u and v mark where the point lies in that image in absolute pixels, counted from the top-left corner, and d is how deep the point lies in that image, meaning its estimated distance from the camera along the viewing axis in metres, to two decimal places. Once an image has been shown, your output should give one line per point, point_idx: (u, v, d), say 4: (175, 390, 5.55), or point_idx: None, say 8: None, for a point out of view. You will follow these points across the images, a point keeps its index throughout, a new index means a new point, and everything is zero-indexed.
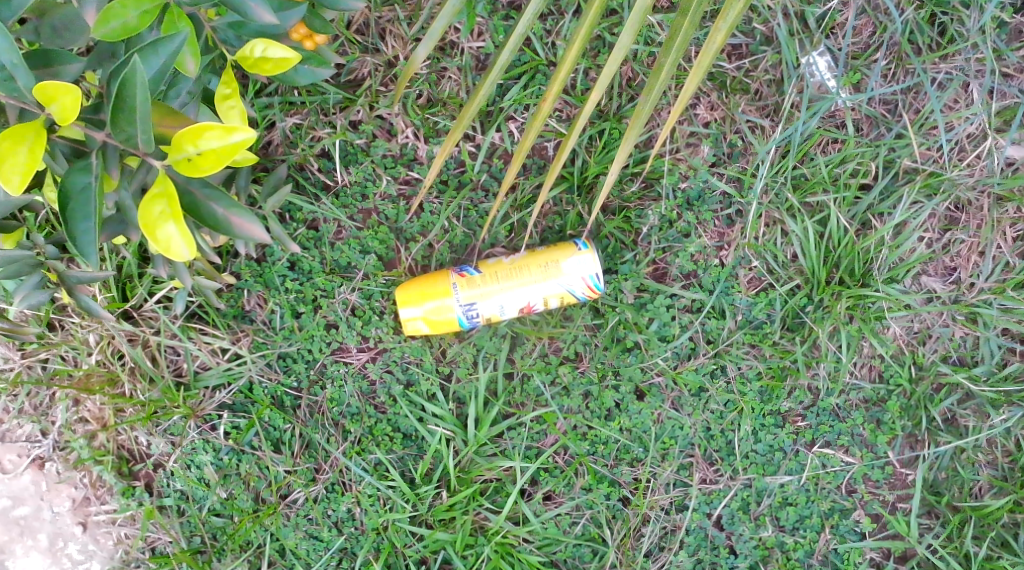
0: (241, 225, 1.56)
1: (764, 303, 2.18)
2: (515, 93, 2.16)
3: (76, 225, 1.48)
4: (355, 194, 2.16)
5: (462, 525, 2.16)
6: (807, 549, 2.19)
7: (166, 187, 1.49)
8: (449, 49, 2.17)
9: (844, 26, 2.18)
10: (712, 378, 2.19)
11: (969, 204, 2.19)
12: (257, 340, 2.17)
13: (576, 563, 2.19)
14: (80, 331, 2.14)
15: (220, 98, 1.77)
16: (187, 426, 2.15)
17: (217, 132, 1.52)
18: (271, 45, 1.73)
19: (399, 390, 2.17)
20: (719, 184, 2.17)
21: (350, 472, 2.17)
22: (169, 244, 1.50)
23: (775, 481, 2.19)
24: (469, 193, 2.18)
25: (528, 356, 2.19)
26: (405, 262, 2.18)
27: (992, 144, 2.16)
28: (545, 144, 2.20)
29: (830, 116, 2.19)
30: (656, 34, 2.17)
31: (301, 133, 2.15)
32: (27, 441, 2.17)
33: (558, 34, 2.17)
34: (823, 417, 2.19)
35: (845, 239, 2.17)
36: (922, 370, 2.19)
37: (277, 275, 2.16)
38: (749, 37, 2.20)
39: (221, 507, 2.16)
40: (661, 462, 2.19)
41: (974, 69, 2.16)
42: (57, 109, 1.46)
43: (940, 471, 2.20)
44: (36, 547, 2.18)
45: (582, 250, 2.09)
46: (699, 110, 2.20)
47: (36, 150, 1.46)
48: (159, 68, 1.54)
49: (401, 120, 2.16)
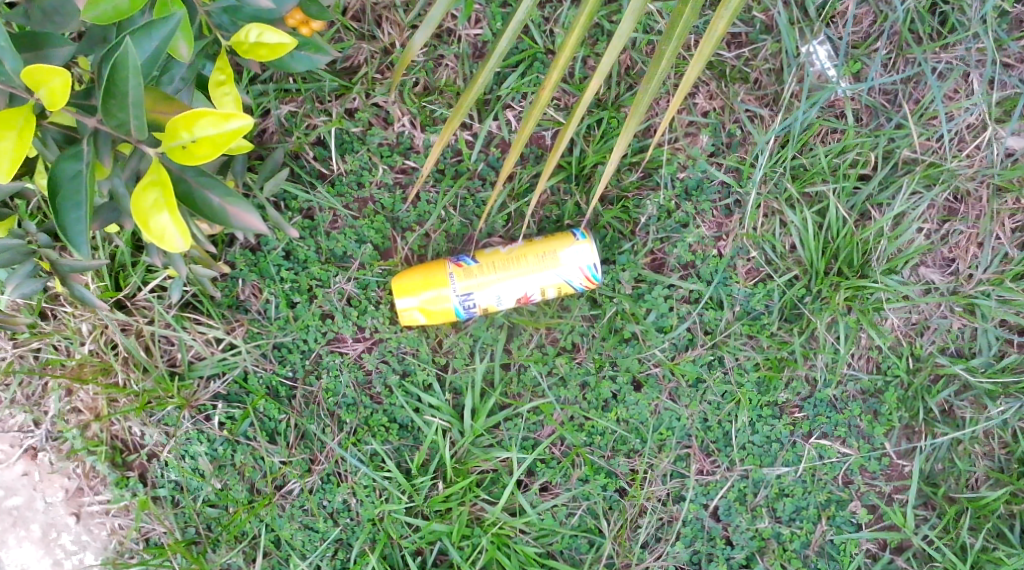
0: (238, 216, 1.55)
1: (762, 293, 2.17)
2: (513, 81, 2.14)
3: (67, 214, 1.46)
4: (351, 182, 2.14)
5: (458, 516, 2.15)
6: (804, 540, 2.18)
7: (160, 175, 1.48)
8: (446, 37, 2.15)
9: (844, 15, 2.16)
10: (710, 369, 2.18)
11: (968, 194, 2.18)
12: (252, 330, 2.15)
13: (572, 554, 2.18)
14: (72, 321, 2.12)
15: (215, 84, 1.74)
16: (182, 416, 2.13)
17: (213, 119, 1.49)
18: (266, 30, 1.71)
19: (395, 380, 2.16)
20: (718, 174, 2.16)
21: (346, 463, 2.15)
22: (163, 235, 1.48)
23: (773, 472, 2.18)
24: (466, 182, 2.16)
25: (524, 346, 2.18)
26: (402, 251, 2.17)
27: (992, 134, 2.15)
28: (543, 133, 2.19)
29: (829, 106, 2.18)
30: (655, 22, 2.15)
31: (296, 121, 2.13)
32: (19, 431, 2.15)
33: (555, 21, 2.15)
34: (820, 408, 2.19)
35: (844, 229, 2.15)
36: (920, 361, 2.18)
37: (272, 265, 2.14)
38: (748, 26, 2.18)
39: (216, 497, 2.14)
40: (658, 453, 2.18)
41: (975, 59, 2.15)
42: (46, 93, 1.44)
43: (936, 463, 2.19)
44: (29, 538, 2.16)
45: (581, 240, 2.07)
46: (698, 99, 2.18)
47: (25, 136, 1.44)
48: (152, 53, 1.52)
49: (397, 108, 2.14)
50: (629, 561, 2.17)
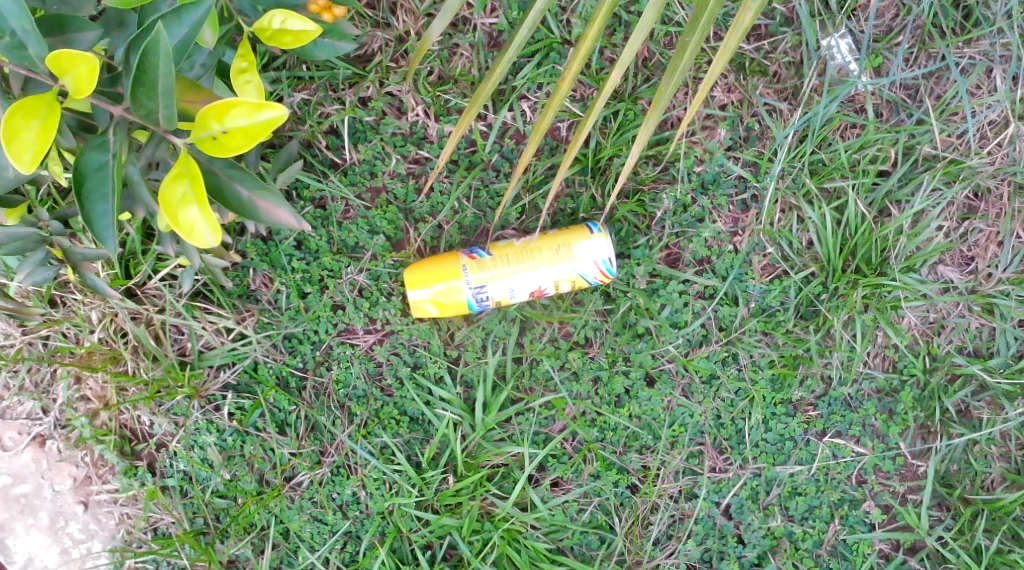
0: (267, 209, 1.53)
1: (778, 290, 2.14)
2: (528, 72, 2.12)
3: (94, 207, 1.44)
4: (364, 171, 2.12)
5: (468, 510, 2.13)
6: (816, 539, 2.16)
7: (189, 168, 1.46)
8: (462, 26, 2.13)
9: (866, 8, 2.13)
10: (724, 366, 2.16)
11: (989, 192, 2.15)
12: (263, 320, 2.13)
13: (583, 550, 2.16)
14: (81, 309, 2.10)
15: (237, 72, 1.72)
16: (191, 406, 2.12)
17: (245, 109, 1.46)
18: (290, 16, 1.69)
19: (407, 373, 2.14)
20: (735, 168, 2.13)
21: (356, 455, 2.14)
22: (192, 228, 1.46)
23: (786, 471, 2.15)
24: (479, 173, 2.14)
25: (537, 340, 2.16)
26: (415, 243, 2.15)
27: (1014, 131, 2.12)
28: (559, 125, 2.16)
29: (850, 100, 2.15)
30: (674, 14, 2.12)
31: (308, 109, 2.11)
32: (27, 419, 2.14)
33: (573, 11, 2.12)
34: (834, 406, 2.16)
35: (863, 226, 2.12)
36: (937, 360, 2.16)
37: (284, 255, 2.12)
38: (769, 18, 2.15)
39: (225, 488, 2.13)
40: (671, 450, 2.16)
41: (999, 54, 2.12)
42: (71, 80, 1.42)
43: (952, 463, 2.17)
44: (36, 526, 2.14)
45: (595, 233, 2.05)
46: (716, 91, 2.15)
47: (49, 125, 1.42)
48: (183, 38, 1.50)
49: (411, 97, 2.11)
50: (640, 558, 2.15)
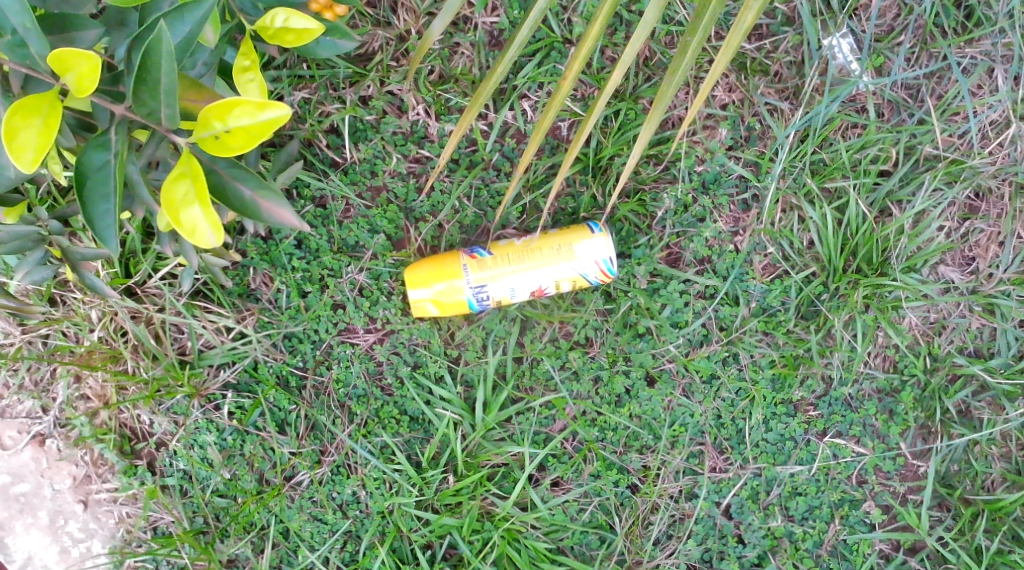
0: (269, 209, 1.51)
1: (779, 290, 2.14)
2: (529, 71, 2.11)
3: (95, 206, 1.44)
4: (365, 171, 2.12)
5: (468, 509, 2.13)
6: (816, 540, 2.16)
7: (191, 167, 1.45)
8: (462, 25, 2.12)
9: (867, 8, 2.13)
10: (724, 365, 2.16)
11: (990, 192, 2.14)
12: (263, 319, 2.13)
13: (583, 550, 2.16)
14: (81, 308, 2.10)
15: (239, 70, 1.71)
16: (191, 405, 2.11)
17: (248, 109, 1.46)
18: (293, 15, 1.68)
19: (407, 372, 2.14)
20: (736, 168, 2.13)
21: (356, 455, 2.13)
22: (193, 228, 1.46)
23: (786, 471, 2.15)
24: (480, 172, 2.13)
25: (538, 340, 2.16)
26: (415, 242, 2.14)
27: (1016, 131, 2.12)
28: (560, 124, 2.16)
29: (851, 100, 2.15)
30: (676, 13, 2.12)
31: (309, 108, 2.10)
32: (27, 417, 2.13)
33: (574, 10, 2.12)
34: (835, 407, 2.16)
35: (864, 226, 2.12)
36: (938, 360, 2.15)
37: (284, 254, 2.12)
38: (770, 18, 2.15)
39: (225, 488, 2.12)
40: (672, 449, 2.16)
41: (1001, 54, 2.12)
42: (72, 78, 1.41)
43: (952, 463, 2.16)
44: (36, 525, 2.13)
45: (595, 233, 2.04)
46: (717, 91, 2.15)
47: (50, 123, 1.42)
48: (185, 36, 1.50)
49: (412, 96, 2.11)
50: (640, 558, 2.15)
